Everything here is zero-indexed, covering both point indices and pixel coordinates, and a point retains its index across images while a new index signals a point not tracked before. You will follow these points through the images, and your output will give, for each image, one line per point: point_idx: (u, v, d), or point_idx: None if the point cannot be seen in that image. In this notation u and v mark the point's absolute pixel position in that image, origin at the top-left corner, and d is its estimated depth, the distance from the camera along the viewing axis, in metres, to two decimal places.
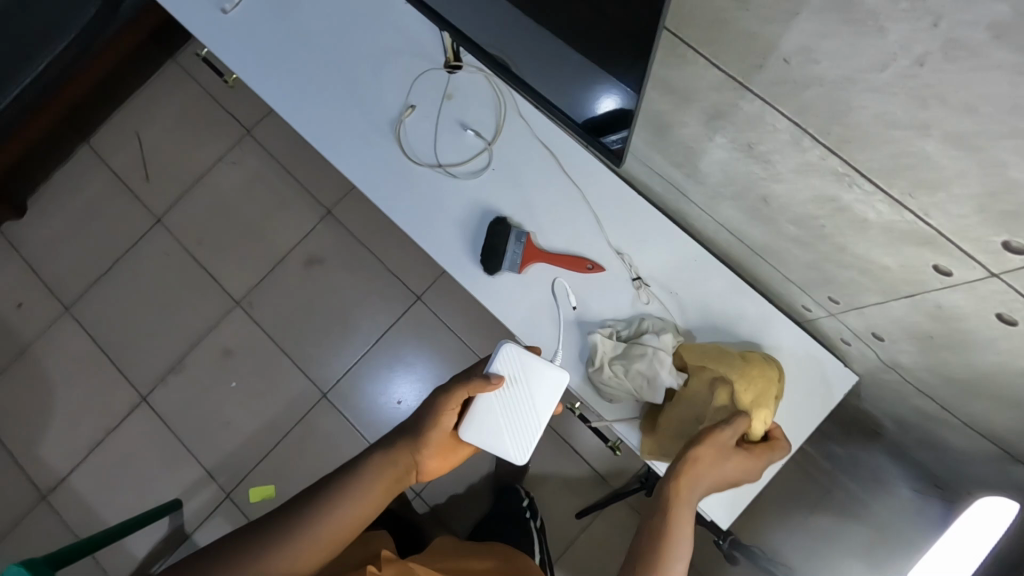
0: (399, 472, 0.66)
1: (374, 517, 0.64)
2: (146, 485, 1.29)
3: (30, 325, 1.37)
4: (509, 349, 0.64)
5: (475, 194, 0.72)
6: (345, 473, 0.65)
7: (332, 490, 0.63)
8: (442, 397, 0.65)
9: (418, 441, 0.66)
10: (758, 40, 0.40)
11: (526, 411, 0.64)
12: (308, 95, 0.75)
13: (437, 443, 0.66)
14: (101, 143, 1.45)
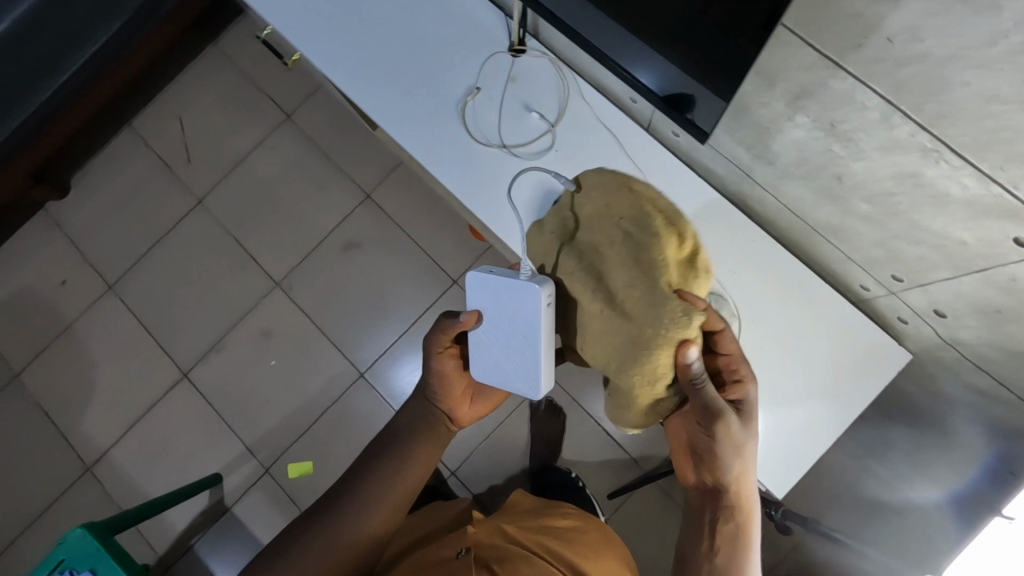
0: (430, 425, 0.79)
1: (428, 467, 0.78)
2: (188, 459, 1.32)
3: (75, 302, 1.41)
4: (468, 281, 0.64)
5: (538, 175, 0.74)
6: (386, 439, 0.78)
7: (383, 453, 0.76)
8: (429, 343, 0.74)
9: (434, 396, 0.78)
10: (862, 20, 0.42)
11: (517, 341, 0.62)
12: (374, 76, 0.78)
13: (451, 392, 0.77)
14: (141, 125, 1.48)
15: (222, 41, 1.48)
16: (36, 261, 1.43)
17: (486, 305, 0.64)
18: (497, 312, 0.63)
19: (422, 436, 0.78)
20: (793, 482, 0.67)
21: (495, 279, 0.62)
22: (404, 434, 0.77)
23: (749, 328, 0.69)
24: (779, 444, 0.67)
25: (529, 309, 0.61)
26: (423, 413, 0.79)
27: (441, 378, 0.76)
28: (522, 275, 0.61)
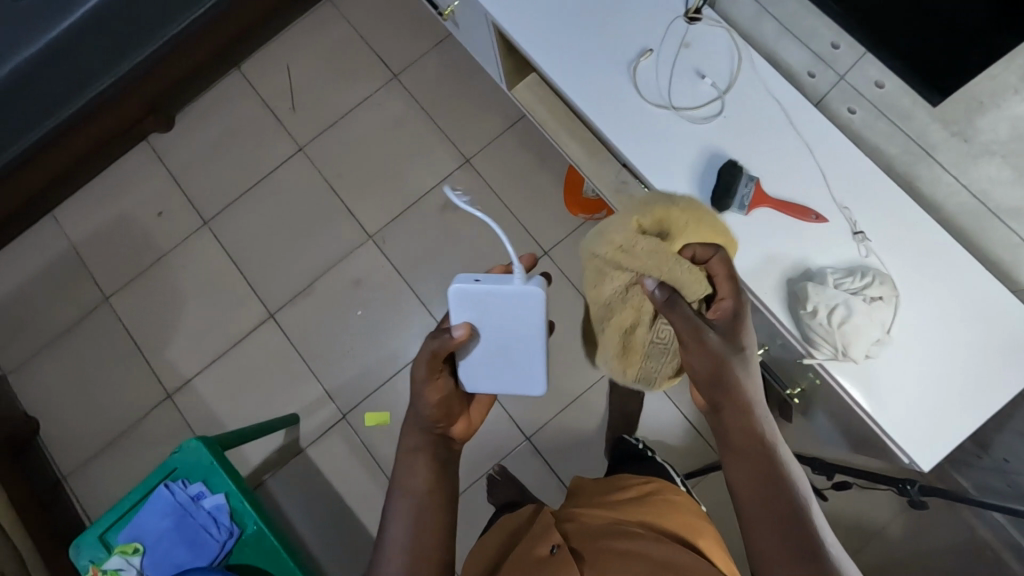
0: (433, 452, 0.72)
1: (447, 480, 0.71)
2: (268, 397, 1.35)
3: (171, 233, 1.44)
4: (455, 296, 0.66)
5: (704, 139, 0.76)
6: (393, 489, 0.71)
7: (397, 504, 0.69)
8: (418, 371, 0.69)
9: (427, 419, 0.72)
10: None
11: (516, 344, 0.70)
12: (551, 29, 0.81)
13: (446, 409, 0.72)
14: (250, 69, 1.50)
15: None
16: (135, 190, 1.47)
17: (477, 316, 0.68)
18: (496, 321, 0.68)
19: (429, 465, 0.71)
20: (937, 457, 0.67)
21: (489, 293, 0.66)
22: (410, 476, 0.70)
23: (903, 304, 0.70)
24: (926, 418, 0.68)
25: (530, 312, 0.67)
26: (422, 442, 0.72)
27: (432, 402, 0.71)
28: (515, 284, 0.66)
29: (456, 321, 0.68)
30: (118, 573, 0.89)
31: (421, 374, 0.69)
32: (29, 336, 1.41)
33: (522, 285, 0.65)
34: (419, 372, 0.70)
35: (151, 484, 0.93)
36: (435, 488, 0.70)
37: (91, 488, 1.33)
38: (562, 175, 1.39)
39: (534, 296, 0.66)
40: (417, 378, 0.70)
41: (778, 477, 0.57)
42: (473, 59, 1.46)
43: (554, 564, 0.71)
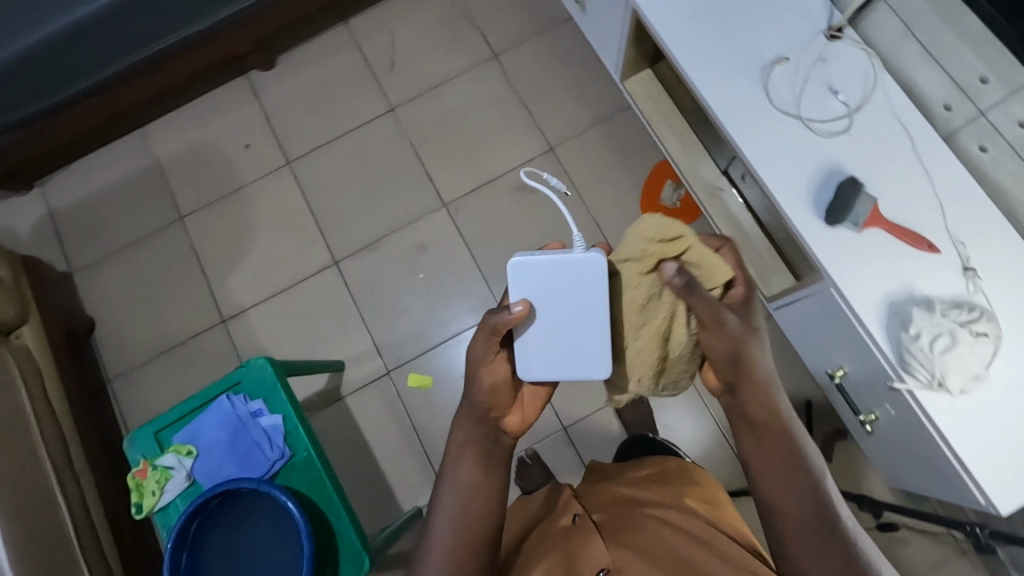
0: (483, 443, 0.71)
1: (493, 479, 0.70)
2: (318, 340, 1.37)
3: (253, 167, 1.48)
4: (512, 266, 0.65)
5: (828, 152, 0.77)
6: (444, 472, 0.70)
7: (447, 488, 0.69)
8: (473, 352, 0.68)
9: (480, 410, 0.70)
10: None
11: (579, 322, 0.66)
12: (693, 22, 0.82)
13: (500, 398, 0.70)
14: (357, 24, 1.54)
15: None
16: (227, 120, 1.51)
17: (535, 292, 0.66)
18: (552, 295, 0.66)
19: (477, 459, 0.70)
20: (1017, 503, 0.67)
21: (547, 261, 0.65)
22: (458, 468, 0.69)
23: (1005, 346, 0.70)
24: (1008, 464, 0.68)
25: (586, 283, 0.65)
26: (472, 430, 0.71)
27: (487, 386, 0.69)
28: (575, 253, 0.65)
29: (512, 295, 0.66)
30: (168, 471, 0.92)
31: (478, 355, 0.68)
32: (101, 241, 1.45)
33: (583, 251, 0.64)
34: (476, 353, 0.68)
35: (213, 393, 0.96)
36: (484, 485, 0.69)
37: (134, 396, 1.36)
38: (642, 179, 1.41)
39: (594, 262, 0.64)
40: (476, 358, 0.68)
41: (800, 471, 0.64)
42: (573, 53, 1.48)
43: (581, 533, 0.71)
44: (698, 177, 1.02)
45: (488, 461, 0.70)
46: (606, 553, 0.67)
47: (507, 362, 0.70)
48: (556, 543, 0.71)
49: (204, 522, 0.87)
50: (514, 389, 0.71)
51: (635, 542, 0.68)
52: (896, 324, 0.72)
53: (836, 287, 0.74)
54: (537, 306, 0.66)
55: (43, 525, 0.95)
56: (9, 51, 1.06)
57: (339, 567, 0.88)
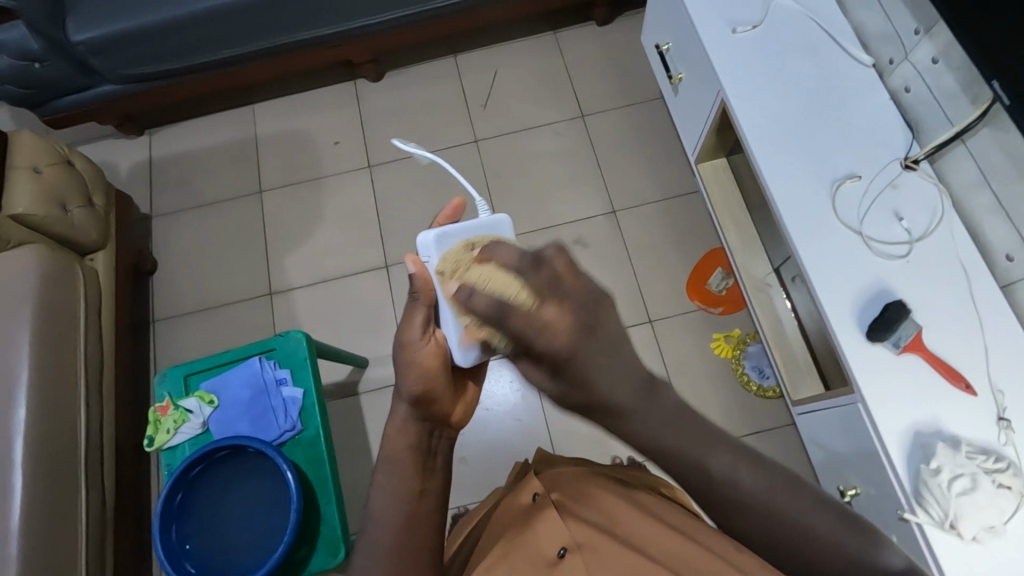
0: (421, 440, 0.63)
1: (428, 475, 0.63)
2: (350, 335, 1.43)
3: (336, 162, 1.58)
4: (431, 238, 0.61)
5: (882, 272, 0.79)
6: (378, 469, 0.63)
7: (381, 480, 0.62)
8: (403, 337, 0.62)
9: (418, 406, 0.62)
10: None
11: None
12: (775, 124, 0.88)
13: (435, 387, 0.62)
14: (464, 59, 1.66)
15: (563, 32, 1.67)
16: (325, 116, 1.62)
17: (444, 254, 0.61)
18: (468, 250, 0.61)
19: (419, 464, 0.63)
20: None
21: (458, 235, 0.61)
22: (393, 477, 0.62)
23: None
24: None
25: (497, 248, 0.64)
26: (412, 429, 0.63)
27: (417, 374, 0.61)
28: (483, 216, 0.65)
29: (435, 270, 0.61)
30: (187, 414, 0.97)
31: (416, 336, 0.61)
32: (186, 194, 1.57)
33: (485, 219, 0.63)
34: (412, 332, 0.62)
35: (247, 352, 1.01)
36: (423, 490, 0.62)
37: (170, 341, 1.44)
38: (693, 261, 1.44)
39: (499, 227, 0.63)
40: (411, 343, 0.62)
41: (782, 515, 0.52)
42: (656, 129, 1.56)
43: (537, 510, 0.63)
44: (749, 269, 1.04)
45: (428, 460, 0.64)
46: (563, 530, 0.59)
47: (444, 344, 0.63)
48: (514, 524, 0.63)
49: (203, 471, 0.90)
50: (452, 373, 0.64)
51: (589, 515, 0.61)
52: (919, 454, 0.71)
53: (864, 403, 0.75)
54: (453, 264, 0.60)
55: (57, 432, 1.01)
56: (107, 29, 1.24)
57: (315, 550, 0.89)
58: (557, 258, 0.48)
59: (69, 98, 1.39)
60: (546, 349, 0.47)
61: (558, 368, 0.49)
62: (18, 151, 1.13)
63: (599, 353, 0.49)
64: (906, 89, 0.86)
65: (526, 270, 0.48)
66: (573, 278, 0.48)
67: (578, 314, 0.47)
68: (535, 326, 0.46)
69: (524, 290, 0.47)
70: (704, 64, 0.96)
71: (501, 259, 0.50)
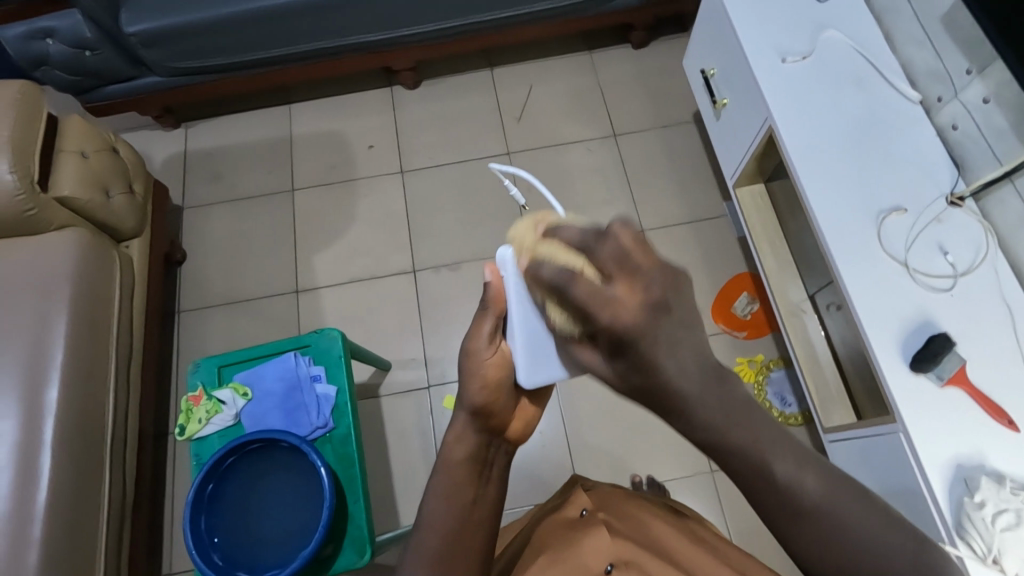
0: (479, 450, 0.65)
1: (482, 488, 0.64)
2: (375, 337, 1.43)
3: (369, 165, 1.60)
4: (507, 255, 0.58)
5: (926, 304, 0.80)
6: (436, 469, 0.64)
7: (438, 483, 0.63)
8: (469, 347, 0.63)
9: (480, 415, 0.64)
10: None
11: None
12: (822, 153, 0.89)
13: (499, 398, 0.64)
14: (500, 72, 1.68)
15: (599, 53, 1.70)
16: (361, 120, 1.65)
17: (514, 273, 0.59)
18: None
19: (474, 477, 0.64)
20: None
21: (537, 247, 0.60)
22: (446, 484, 0.62)
23: None
24: None
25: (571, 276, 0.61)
26: (470, 440, 0.65)
27: (481, 382, 0.63)
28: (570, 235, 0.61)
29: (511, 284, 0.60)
30: (220, 405, 0.98)
31: (483, 344, 0.63)
32: (218, 188, 1.59)
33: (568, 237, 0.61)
34: (480, 341, 0.63)
35: (282, 347, 1.01)
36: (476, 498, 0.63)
37: (195, 333, 1.44)
38: (720, 284, 1.45)
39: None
40: (477, 351, 0.63)
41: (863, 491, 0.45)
42: (687, 153, 1.58)
43: (586, 524, 0.62)
44: (784, 295, 1.05)
45: (483, 471, 0.65)
46: (610, 543, 0.58)
47: (510, 357, 0.64)
48: (559, 535, 0.63)
49: (236, 462, 0.90)
50: (515, 390, 0.65)
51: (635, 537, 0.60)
52: (961, 488, 0.72)
53: (906, 434, 0.75)
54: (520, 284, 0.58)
55: (86, 416, 1.01)
56: (159, 22, 1.26)
57: (341, 550, 0.88)
58: (623, 231, 0.44)
59: (113, 87, 1.41)
60: (613, 326, 0.43)
61: (618, 347, 0.44)
62: (67, 135, 1.14)
63: (671, 331, 0.44)
64: (953, 127, 0.88)
65: (592, 243, 0.45)
66: (645, 254, 0.44)
67: (654, 289, 0.43)
68: (601, 300, 0.43)
69: (593, 266, 0.44)
70: (752, 91, 0.98)
71: (567, 239, 0.47)
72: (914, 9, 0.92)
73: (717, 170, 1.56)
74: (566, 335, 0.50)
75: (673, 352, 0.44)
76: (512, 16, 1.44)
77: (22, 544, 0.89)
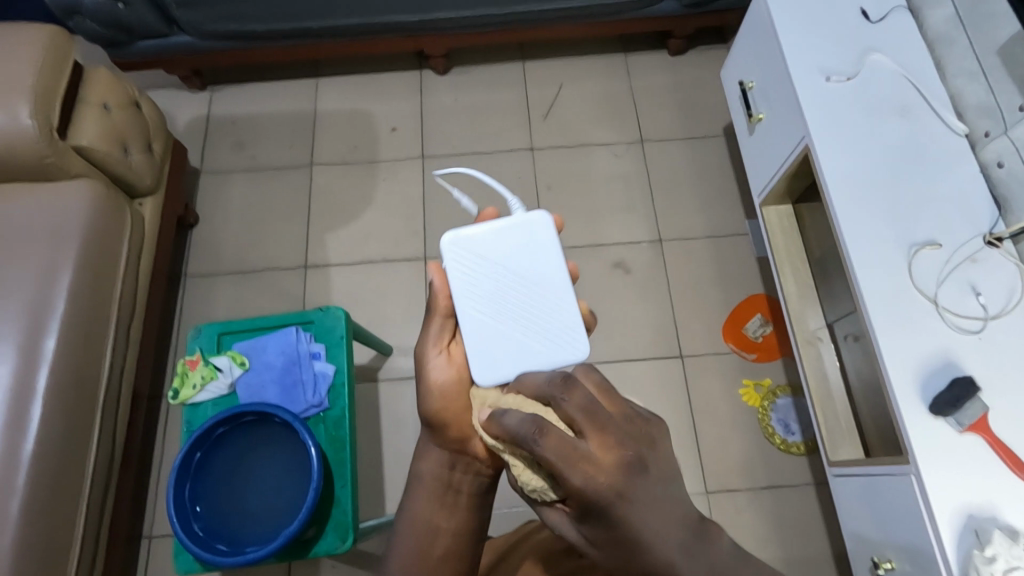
0: (444, 473, 0.68)
1: (449, 507, 0.67)
2: (379, 321, 1.41)
3: (392, 148, 1.58)
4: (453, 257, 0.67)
5: (953, 345, 0.77)
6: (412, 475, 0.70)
7: (414, 485, 0.68)
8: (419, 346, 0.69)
9: (438, 433, 0.68)
10: None
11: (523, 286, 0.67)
12: (858, 177, 0.86)
13: (451, 405, 0.67)
14: (532, 67, 1.66)
15: (634, 58, 1.67)
16: (387, 102, 1.63)
17: (463, 271, 0.67)
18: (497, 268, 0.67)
19: (440, 495, 0.67)
20: None
21: (481, 232, 0.68)
22: (417, 499, 0.67)
23: None
24: None
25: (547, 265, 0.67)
26: (434, 459, 0.69)
27: (439, 393, 0.67)
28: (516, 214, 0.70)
29: (451, 280, 0.67)
30: (216, 371, 0.96)
31: (430, 347, 0.68)
32: (238, 156, 1.57)
33: (526, 214, 0.69)
34: (428, 343, 0.68)
35: (286, 321, 0.99)
36: (443, 522, 0.66)
37: (200, 298, 1.43)
38: (733, 303, 1.42)
39: (540, 222, 0.69)
40: (427, 357, 0.68)
41: None
42: (714, 167, 1.55)
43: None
44: (801, 321, 1.03)
45: (450, 495, 0.68)
46: None
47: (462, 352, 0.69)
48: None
49: (228, 432, 0.88)
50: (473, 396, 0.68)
51: None
52: (971, 539, 0.69)
53: (918, 479, 0.72)
54: (476, 274, 0.67)
55: (81, 368, 0.99)
56: None
57: (323, 533, 0.87)
58: (588, 380, 0.57)
59: (142, 44, 1.40)
60: (584, 486, 0.48)
61: (587, 512, 0.50)
62: (92, 85, 1.13)
63: (651, 491, 0.50)
64: (998, 164, 0.84)
65: (559, 393, 0.53)
66: (611, 403, 0.55)
67: (626, 450, 0.50)
68: (572, 457, 0.49)
69: (562, 419, 0.53)
70: (790, 108, 0.95)
71: (534, 392, 0.58)
72: (970, 38, 0.89)
73: (743, 188, 1.52)
74: (538, 500, 0.56)
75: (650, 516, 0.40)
76: (549, 11, 1.41)
77: (6, 492, 0.88)
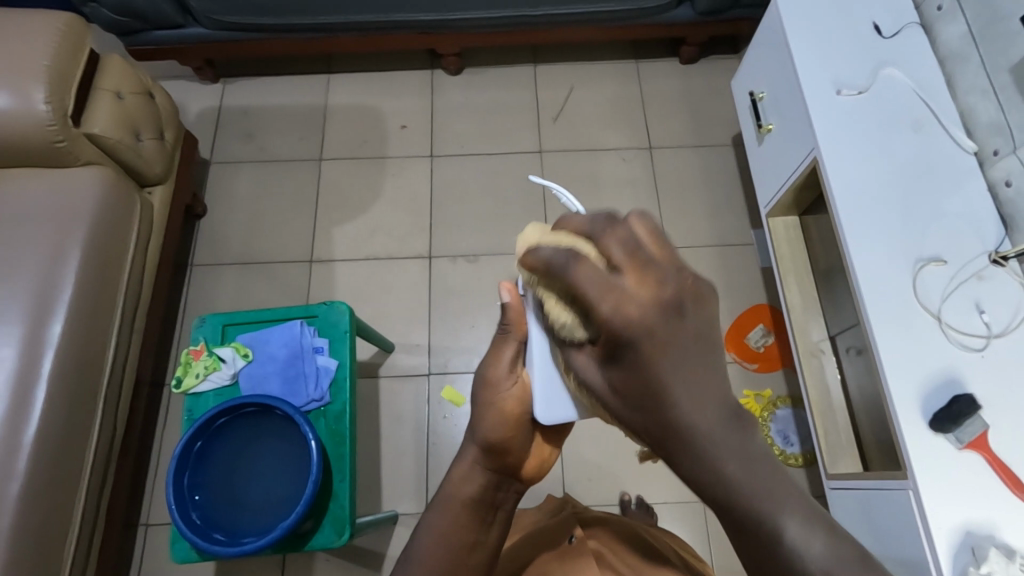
0: (487, 492, 0.66)
1: (484, 524, 0.65)
2: (382, 317, 1.42)
3: (401, 146, 1.58)
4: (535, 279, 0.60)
5: (954, 361, 0.77)
6: (445, 487, 0.67)
7: (444, 498, 0.66)
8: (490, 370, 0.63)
9: (495, 456, 0.65)
10: None
11: None
12: (865, 191, 0.87)
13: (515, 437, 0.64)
14: (543, 69, 1.67)
15: (645, 64, 1.67)
16: (398, 99, 1.63)
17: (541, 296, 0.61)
18: None
19: (476, 515, 0.65)
20: None
21: None
22: (448, 513, 0.64)
23: None
24: None
25: None
26: (476, 478, 0.66)
27: (505, 423, 0.63)
28: None
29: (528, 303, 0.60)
30: (220, 362, 0.96)
31: (505, 374, 0.63)
32: (247, 148, 1.58)
33: None
34: (502, 368, 0.63)
35: (291, 314, 1.00)
36: (475, 539, 0.64)
37: (205, 288, 1.44)
38: (736, 313, 1.42)
39: None
40: (498, 381, 0.63)
41: None
42: (722, 176, 1.55)
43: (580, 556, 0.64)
44: (804, 333, 1.03)
45: (486, 515, 0.66)
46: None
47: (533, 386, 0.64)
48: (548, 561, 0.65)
49: (228, 422, 0.89)
50: (533, 426, 0.65)
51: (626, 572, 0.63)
52: (967, 557, 0.69)
53: (916, 495, 0.72)
54: None
55: (86, 354, 1.00)
56: None
57: (321, 526, 0.87)
58: (638, 223, 0.42)
59: (157, 34, 1.41)
60: (614, 321, 0.39)
61: (624, 358, 0.40)
62: (106, 73, 1.14)
63: (683, 349, 0.39)
64: (1006, 183, 0.84)
65: (600, 229, 0.42)
66: (659, 247, 0.41)
67: (667, 290, 0.39)
68: (606, 288, 0.39)
69: (600, 254, 0.41)
70: (800, 119, 0.95)
71: (575, 224, 0.45)
72: (982, 56, 0.88)
73: (750, 197, 1.52)
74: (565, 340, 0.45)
75: (686, 411, 0.39)
76: (564, 15, 1.42)
77: (5, 475, 0.89)
